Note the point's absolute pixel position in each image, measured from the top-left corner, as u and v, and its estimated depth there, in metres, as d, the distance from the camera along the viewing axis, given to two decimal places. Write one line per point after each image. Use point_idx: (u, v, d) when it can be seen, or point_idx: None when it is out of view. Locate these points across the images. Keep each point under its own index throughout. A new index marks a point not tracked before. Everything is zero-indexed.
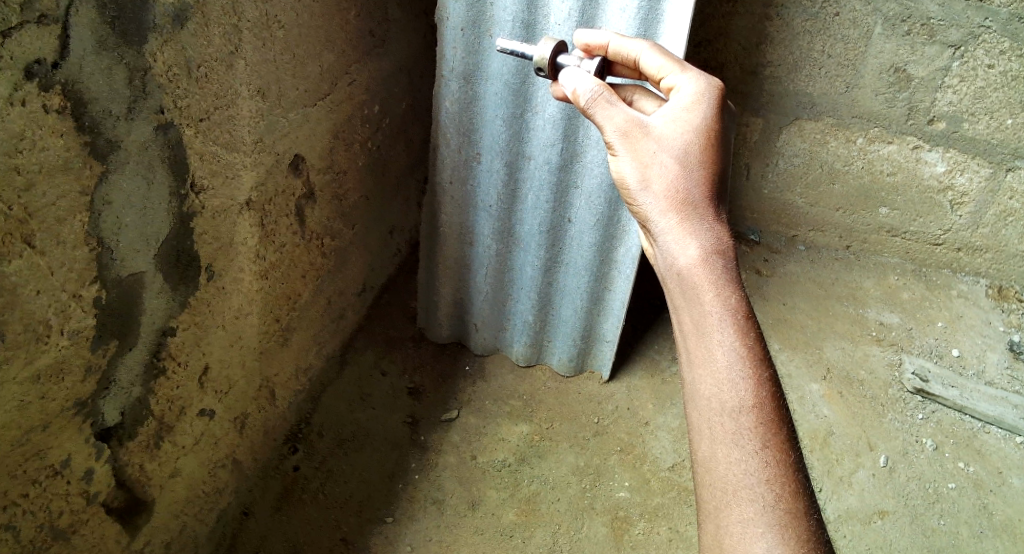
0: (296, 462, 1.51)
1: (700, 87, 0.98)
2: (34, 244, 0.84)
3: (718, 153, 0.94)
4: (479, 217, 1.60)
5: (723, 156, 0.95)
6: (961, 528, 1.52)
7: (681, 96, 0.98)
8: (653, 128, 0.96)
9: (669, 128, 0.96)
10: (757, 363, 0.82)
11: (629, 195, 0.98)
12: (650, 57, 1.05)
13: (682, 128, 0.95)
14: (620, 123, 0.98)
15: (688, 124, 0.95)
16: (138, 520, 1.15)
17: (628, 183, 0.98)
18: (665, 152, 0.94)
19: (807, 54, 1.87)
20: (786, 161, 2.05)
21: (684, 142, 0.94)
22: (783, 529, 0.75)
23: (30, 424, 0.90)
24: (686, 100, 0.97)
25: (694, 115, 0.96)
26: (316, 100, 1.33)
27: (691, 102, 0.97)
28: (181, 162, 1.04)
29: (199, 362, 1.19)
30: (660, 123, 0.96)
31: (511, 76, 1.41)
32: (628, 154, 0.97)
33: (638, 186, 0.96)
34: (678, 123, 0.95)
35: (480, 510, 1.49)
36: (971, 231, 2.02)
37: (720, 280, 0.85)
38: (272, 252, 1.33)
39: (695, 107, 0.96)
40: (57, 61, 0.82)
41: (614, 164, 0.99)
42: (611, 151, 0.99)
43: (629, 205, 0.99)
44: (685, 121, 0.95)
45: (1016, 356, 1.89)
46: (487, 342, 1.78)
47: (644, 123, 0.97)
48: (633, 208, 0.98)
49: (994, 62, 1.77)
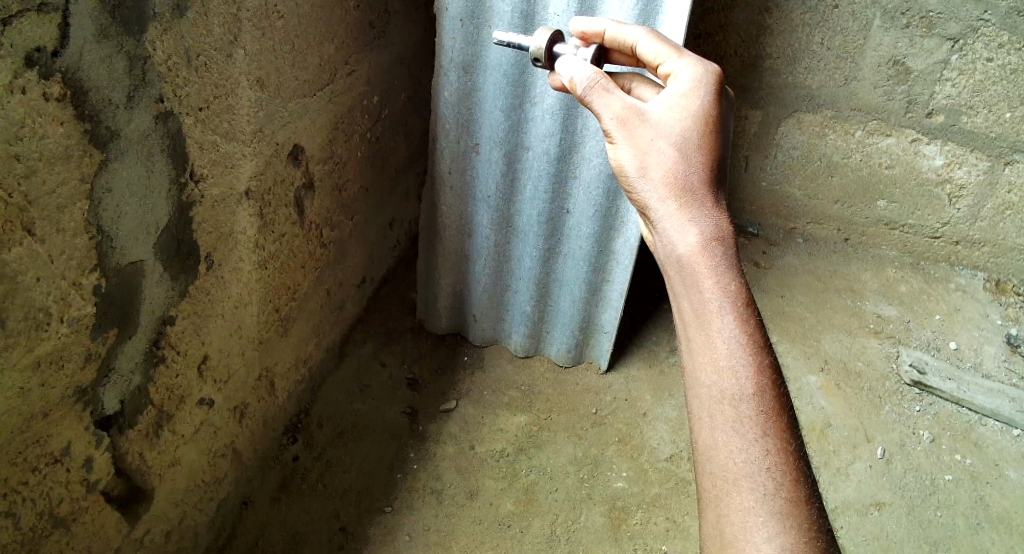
0: (295, 452, 1.51)
1: (697, 73, 0.99)
2: (35, 232, 0.84)
3: (716, 138, 0.94)
4: (479, 208, 1.60)
5: (721, 142, 0.95)
6: (958, 520, 1.53)
7: (679, 81, 0.98)
8: (651, 114, 0.96)
9: (667, 115, 0.96)
10: (757, 350, 0.82)
11: (628, 183, 0.98)
12: (648, 43, 1.06)
13: (681, 114, 0.95)
14: (619, 110, 0.98)
15: (686, 110, 0.95)
16: (137, 508, 1.15)
17: (627, 171, 0.98)
18: (662, 139, 0.95)
19: (805, 47, 1.87)
20: (785, 154, 2.05)
21: (682, 129, 0.94)
22: (783, 517, 0.75)
23: (30, 412, 0.91)
24: (683, 86, 0.98)
25: (691, 101, 0.96)
26: (315, 90, 1.33)
27: (689, 87, 0.97)
28: (181, 151, 1.04)
29: (199, 351, 1.20)
30: (658, 110, 0.97)
31: (511, 66, 1.41)
32: (626, 142, 0.97)
33: (636, 174, 0.96)
34: (676, 110, 0.96)
35: (479, 500, 1.49)
36: (970, 224, 2.02)
37: (720, 268, 0.86)
38: (271, 242, 1.33)
39: (692, 93, 0.97)
40: (57, 50, 0.82)
41: (614, 153, 0.99)
42: (609, 139, 0.99)
43: (629, 194, 0.99)
44: (683, 107, 0.96)
45: (1014, 348, 1.89)
46: (486, 332, 1.79)
47: (642, 110, 0.97)
48: (633, 196, 0.98)
49: (992, 55, 1.77)
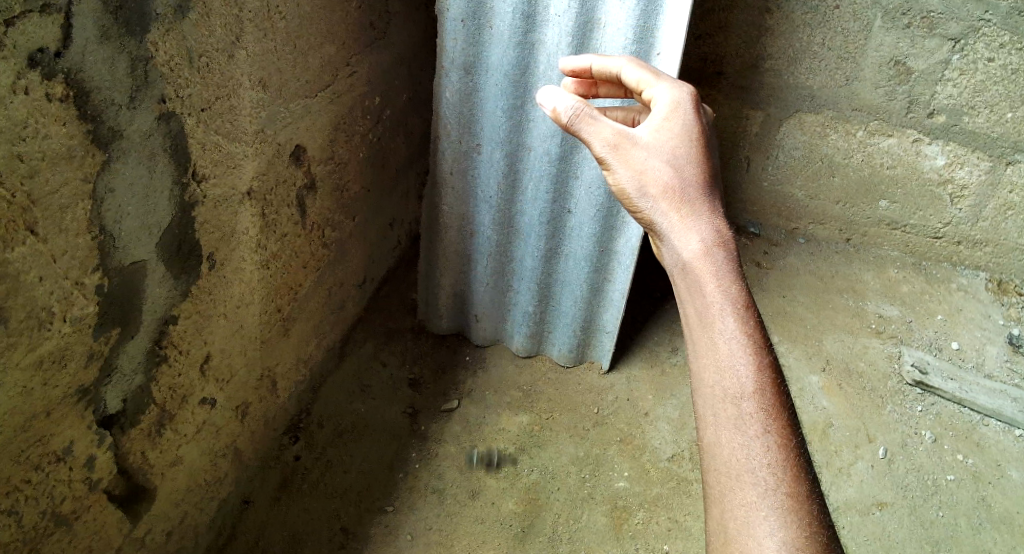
0: (296, 452, 1.52)
1: (677, 95, 1.02)
2: (37, 231, 0.84)
3: (704, 153, 0.97)
4: (480, 210, 1.61)
5: (710, 156, 0.98)
6: (960, 520, 1.53)
7: (659, 106, 1.02)
8: (640, 137, 0.99)
9: (655, 136, 0.99)
10: (758, 349, 0.82)
11: (629, 203, 0.99)
12: (630, 70, 1.10)
13: (668, 135, 0.98)
14: (608, 137, 1.01)
15: (672, 131, 0.98)
16: (139, 508, 1.16)
17: (626, 193, 0.99)
18: (654, 158, 0.97)
19: (806, 47, 1.87)
20: (786, 154, 2.05)
21: (671, 147, 0.97)
22: (786, 513, 0.75)
23: (33, 411, 0.91)
24: (665, 110, 1.01)
25: (674, 121, 0.99)
26: (317, 91, 1.34)
27: (670, 110, 1.00)
28: (183, 152, 1.04)
29: (201, 351, 1.20)
30: (645, 133, 0.99)
31: (512, 67, 1.41)
32: (621, 166, 0.99)
33: (635, 192, 0.97)
34: (662, 131, 0.99)
35: (480, 500, 1.49)
36: (971, 224, 2.02)
37: (721, 270, 0.86)
38: (273, 242, 1.33)
39: (674, 114, 1.00)
40: (60, 50, 0.82)
41: (610, 178, 1.00)
42: (604, 166, 1.01)
43: (631, 213, 0.99)
44: (668, 128, 0.98)
45: (1015, 349, 1.89)
46: (487, 333, 1.79)
47: (631, 134, 0.99)
48: (634, 213, 0.99)
49: (994, 56, 1.77)
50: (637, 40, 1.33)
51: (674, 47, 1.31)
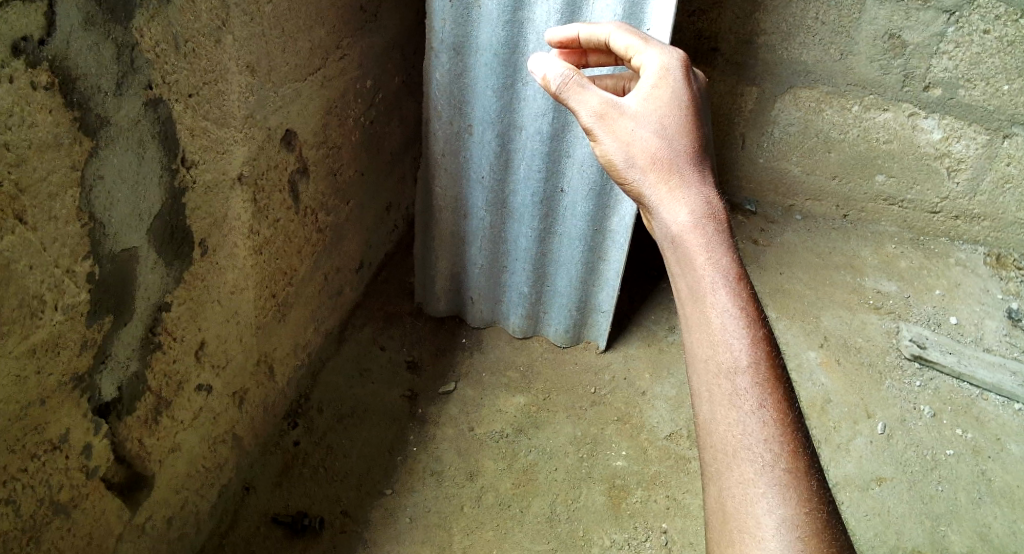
0: (295, 437, 1.52)
1: (665, 62, 1.01)
2: (27, 220, 0.84)
3: (694, 123, 0.96)
4: (474, 191, 1.60)
5: (699, 123, 0.98)
6: (960, 494, 1.53)
7: (648, 74, 1.00)
8: (627, 107, 0.99)
9: (643, 106, 0.98)
10: (752, 322, 0.82)
11: (616, 173, 0.99)
12: (619, 37, 1.08)
13: (656, 104, 0.97)
14: (595, 106, 1.01)
15: (661, 100, 0.98)
16: (138, 494, 1.16)
17: (613, 163, 0.99)
18: (642, 128, 0.97)
19: (800, 22, 1.85)
20: (781, 130, 2.04)
21: (660, 117, 0.96)
22: (783, 489, 0.75)
23: (28, 399, 0.91)
24: (653, 77, 1.00)
25: (664, 89, 0.98)
26: (306, 76, 1.33)
27: (659, 77, 0.99)
28: (171, 137, 1.03)
29: (196, 336, 1.20)
30: (635, 102, 0.99)
31: (502, 47, 1.40)
32: (607, 135, 0.99)
33: (624, 164, 0.97)
34: (651, 101, 0.98)
35: (479, 481, 1.50)
36: (969, 199, 2.01)
37: (712, 243, 0.86)
38: (267, 227, 1.33)
39: (663, 81, 0.99)
40: (44, 38, 0.80)
41: (598, 149, 1.00)
42: (591, 135, 1.01)
43: (619, 184, 0.99)
44: (657, 97, 0.98)
45: (1015, 323, 1.89)
46: (484, 315, 1.79)
47: (619, 104, 0.99)
48: (623, 185, 0.98)
49: (990, 27, 1.75)
50: (627, 15, 1.32)
51: (665, 19, 1.30)
